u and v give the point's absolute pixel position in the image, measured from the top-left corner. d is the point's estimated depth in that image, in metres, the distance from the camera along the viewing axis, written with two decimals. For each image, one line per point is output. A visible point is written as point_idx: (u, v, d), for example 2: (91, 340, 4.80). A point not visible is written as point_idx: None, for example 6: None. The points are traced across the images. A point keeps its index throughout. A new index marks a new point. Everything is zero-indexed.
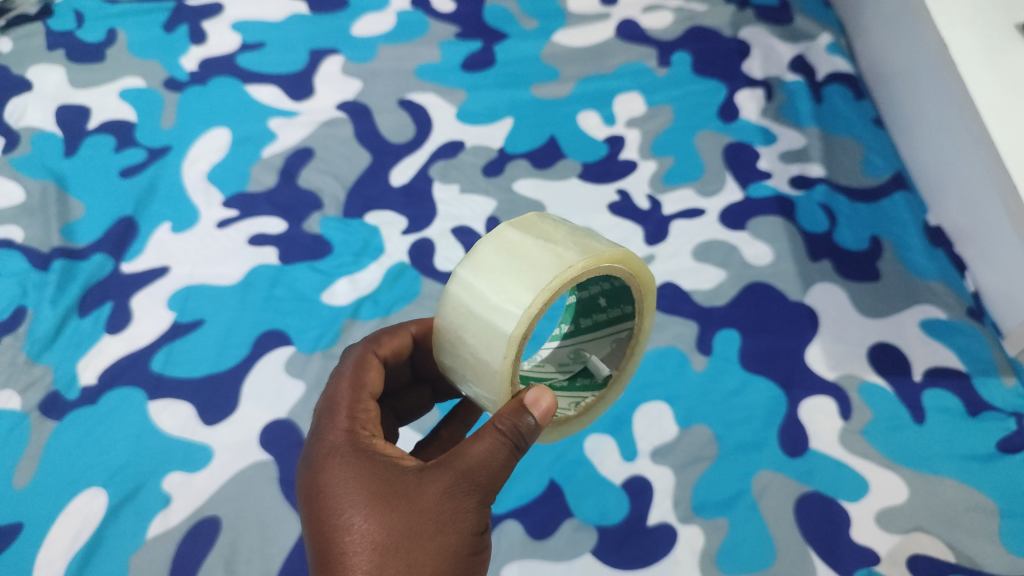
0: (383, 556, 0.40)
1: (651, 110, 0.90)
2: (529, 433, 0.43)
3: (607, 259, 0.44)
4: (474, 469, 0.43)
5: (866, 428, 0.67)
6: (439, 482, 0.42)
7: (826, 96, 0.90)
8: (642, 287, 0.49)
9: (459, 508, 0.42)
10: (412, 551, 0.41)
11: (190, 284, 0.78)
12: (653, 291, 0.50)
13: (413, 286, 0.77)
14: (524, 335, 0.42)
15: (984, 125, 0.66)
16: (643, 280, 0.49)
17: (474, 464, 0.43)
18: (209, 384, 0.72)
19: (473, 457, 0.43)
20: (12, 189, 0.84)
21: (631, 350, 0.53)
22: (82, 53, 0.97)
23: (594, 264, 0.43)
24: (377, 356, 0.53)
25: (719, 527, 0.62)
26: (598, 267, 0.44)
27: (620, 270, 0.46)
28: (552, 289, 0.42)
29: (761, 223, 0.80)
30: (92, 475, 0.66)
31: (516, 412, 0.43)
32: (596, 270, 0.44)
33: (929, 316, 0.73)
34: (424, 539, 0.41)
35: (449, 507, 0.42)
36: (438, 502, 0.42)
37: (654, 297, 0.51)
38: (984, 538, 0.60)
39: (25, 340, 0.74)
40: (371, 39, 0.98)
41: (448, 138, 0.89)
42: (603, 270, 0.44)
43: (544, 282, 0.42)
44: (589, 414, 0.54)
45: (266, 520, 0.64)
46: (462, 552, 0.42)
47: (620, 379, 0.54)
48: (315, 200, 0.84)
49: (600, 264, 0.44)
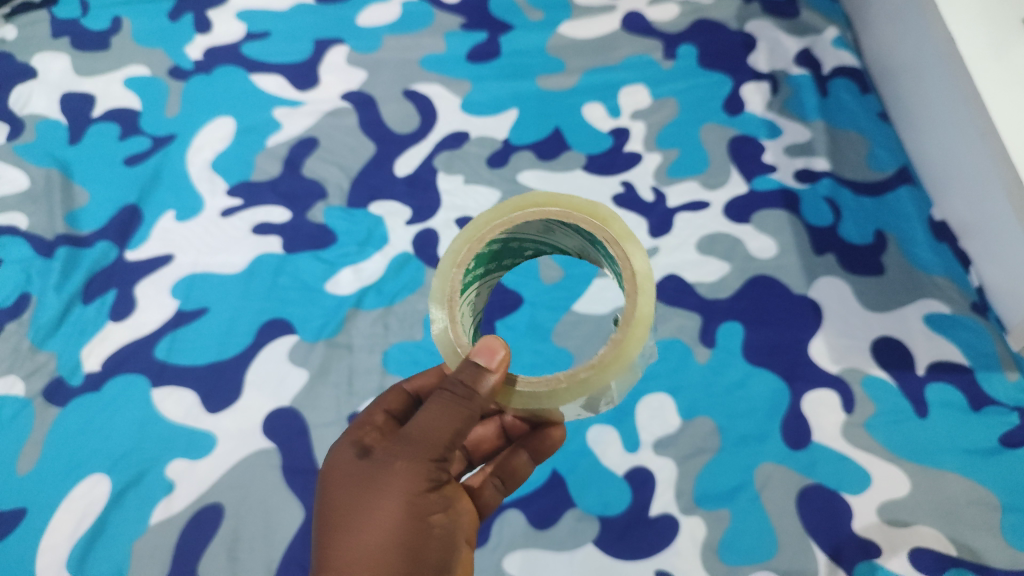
0: (361, 535, 0.46)
1: (656, 102, 0.90)
2: (473, 382, 0.46)
3: (524, 210, 0.48)
4: (417, 436, 0.49)
5: (869, 421, 0.67)
6: (401, 461, 0.48)
7: (832, 90, 0.90)
8: (597, 218, 0.47)
9: (407, 471, 0.48)
10: (369, 514, 0.47)
11: (194, 272, 0.78)
12: (608, 215, 0.47)
13: (417, 276, 0.77)
14: (448, 292, 0.48)
15: (997, 132, 0.65)
16: (597, 212, 0.47)
17: (419, 432, 0.49)
18: (212, 372, 0.72)
19: (419, 427, 0.49)
20: (17, 176, 0.84)
21: (634, 280, 0.45)
22: (87, 41, 0.97)
23: (501, 217, 0.49)
24: (404, 388, 0.58)
25: (721, 518, 0.63)
26: (511, 217, 0.48)
27: (553, 212, 0.48)
28: (461, 253, 0.49)
29: (766, 217, 0.80)
30: (96, 460, 0.67)
31: (462, 365, 0.47)
32: (513, 221, 0.48)
33: (933, 310, 0.73)
34: (378, 501, 0.47)
35: (410, 479, 0.48)
36: (389, 469, 0.48)
37: (615, 219, 0.47)
38: (986, 532, 0.61)
39: (30, 326, 0.74)
40: (376, 28, 0.97)
41: (453, 128, 0.89)
42: (519, 217, 0.48)
43: (453, 251, 0.49)
44: (616, 367, 0.44)
45: (269, 507, 0.65)
46: (414, 510, 0.47)
47: (638, 314, 0.45)
48: (318, 189, 0.84)
49: (508, 214, 0.48)
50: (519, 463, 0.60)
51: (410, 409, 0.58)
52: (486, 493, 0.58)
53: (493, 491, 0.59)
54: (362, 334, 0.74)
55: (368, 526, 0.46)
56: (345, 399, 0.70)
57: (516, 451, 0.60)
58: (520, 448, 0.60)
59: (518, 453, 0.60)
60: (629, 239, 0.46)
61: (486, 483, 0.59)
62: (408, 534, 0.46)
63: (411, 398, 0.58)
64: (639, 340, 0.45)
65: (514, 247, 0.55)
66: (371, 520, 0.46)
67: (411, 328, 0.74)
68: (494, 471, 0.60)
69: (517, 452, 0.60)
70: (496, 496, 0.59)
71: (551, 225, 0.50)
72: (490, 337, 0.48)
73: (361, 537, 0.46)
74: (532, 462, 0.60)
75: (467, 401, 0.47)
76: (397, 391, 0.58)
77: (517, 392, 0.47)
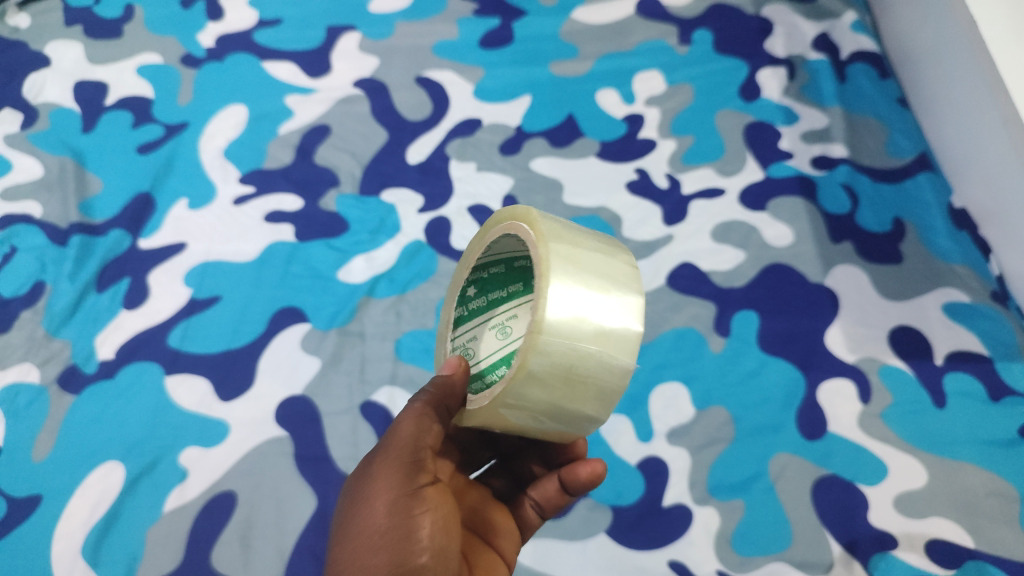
0: (346, 541, 0.46)
1: (671, 88, 0.89)
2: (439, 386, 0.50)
3: (491, 230, 0.53)
4: (393, 445, 0.49)
5: (885, 411, 0.66)
6: (378, 467, 0.49)
7: (851, 75, 0.88)
8: (531, 225, 0.47)
9: (385, 473, 0.48)
10: (360, 523, 0.46)
11: (207, 260, 0.78)
12: (531, 221, 0.48)
13: (429, 264, 0.77)
14: (448, 313, 0.58)
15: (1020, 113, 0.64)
16: (531, 219, 0.48)
17: (395, 442, 0.49)
18: (225, 361, 0.72)
19: (396, 440, 0.49)
20: (31, 164, 0.85)
21: (541, 282, 0.44)
22: (100, 29, 0.97)
23: (480, 242, 0.55)
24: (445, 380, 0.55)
25: (735, 509, 0.63)
26: (489, 237, 0.53)
27: (509, 226, 0.50)
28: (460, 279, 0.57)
29: (782, 204, 0.79)
30: (110, 447, 0.67)
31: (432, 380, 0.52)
32: (487, 241, 0.54)
33: (951, 300, 0.71)
34: (365, 510, 0.47)
35: (382, 477, 0.48)
36: (371, 477, 0.48)
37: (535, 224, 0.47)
38: (1004, 524, 0.60)
39: (44, 315, 0.75)
40: (389, 15, 0.97)
41: (466, 115, 0.88)
42: (491, 234, 0.53)
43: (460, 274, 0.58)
44: (515, 381, 0.44)
45: (281, 495, 0.65)
46: (396, 508, 0.46)
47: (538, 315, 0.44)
48: (330, 177, 0.84)
49: (486, 235, 0.54)
50: (552, 490, 0.55)
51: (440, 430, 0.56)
52: (524, 511, 0.57)
53: (534, 512, 0.57)
54: (374, 322, 0.74)
55: (358, 534, 0.46)
56: (357, 386, 0.70)
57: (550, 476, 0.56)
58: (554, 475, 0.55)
59: (550, 479, 0.55)
60: (546, 244, 0.45)
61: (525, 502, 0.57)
62: (393, 529, 0.45)
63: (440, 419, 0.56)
64: (537, 345, 0.43)
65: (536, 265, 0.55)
66: (360, 530, 0.46)
67: (424, 316, 0.74)
68: (531, 492, 0.56)
69: (551, 478, 0.56)
70: (535, 516, 0.57)
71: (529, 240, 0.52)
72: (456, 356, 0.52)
73: (352, 547, 0.45)
74: (564, 491, 0.55)
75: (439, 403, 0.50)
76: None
77: (472, 411, 0.50)
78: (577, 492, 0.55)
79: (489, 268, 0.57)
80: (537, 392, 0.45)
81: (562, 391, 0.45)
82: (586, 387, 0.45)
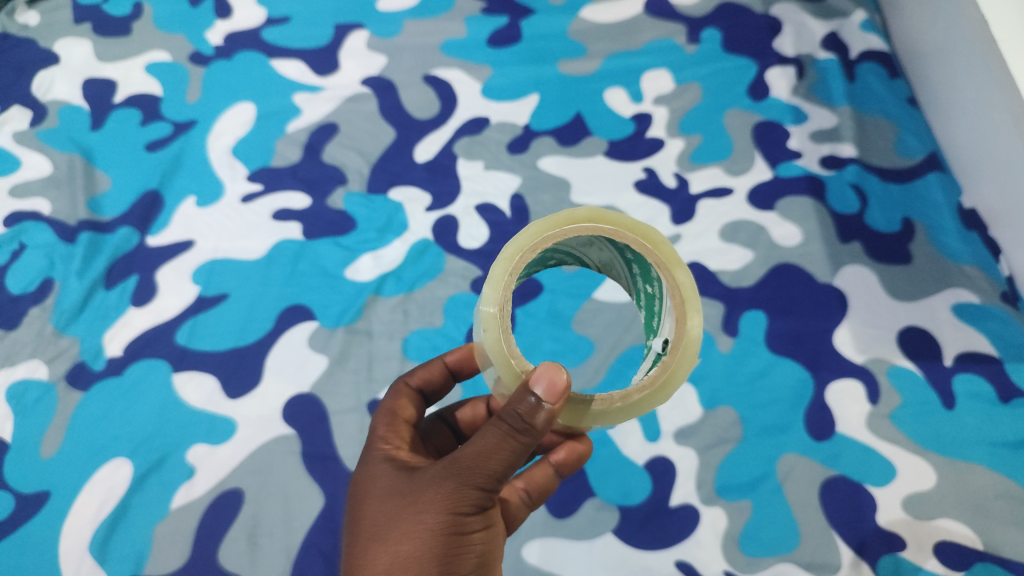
0: (388, 539, 0.46)
1: (680, 87, 0.89)
2: (531, 416, 0.41)
3: (576, 227, 0.43)
4: (466, 461, 0.45)
5: (894, 412, 0.66)
6: (442, 481, 0.45)
7: (860, 74, 0.88)
8: (647, 240, 0.43)
9: (446, 491, 0.45)
10: (408, 527, 0.45)
11: (215, 258, 0.78)
12: (653, 236, 0.43)
13: (437, 263, 0.77)
14: (500, 303, 0.41)
15: None
16: (647, 233, 0.43)
17: (467, 458, 0.45)
18: (233, 358, 0.72)
19: (468, 454, 0.45)
20: (40, 161, 0.85)
21: (684, 309, 0.42)
22: (109, 27, 0.96)
23: (554, 234, 0.43)
24: (444, 364, 0.59)
25: (742, 510, 0.63)
26: (562, 231, 0.43)
27: (603, 229, 0.43)
28: (512, 263, 0.42)
29: (790, 204, 0.79)
30: (118, 445, 0.68)
31: (519, 394, 0.42)
32: (565, 236, 0.43)
33: (962, 301, 0.71)
34: (416, 514, 0.45)
35: (440, 491, 0.45)
36: (430, 486, 0.46)
37: (653, 237, 0.43)
38: (1013, 526, 0.60)
39: (53, 312, 0.75)
40: (396, 13, 0.96)
41: (473, 114, 0.88)
42: (570, 231, 0.43)
43: (503, 260, 0.42)
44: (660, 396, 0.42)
45: (289, 493, 0.65)
46: (449, 533, 0.45)
47: (686, 341, 0.42)
48: (338, 175, 0.84)
49: (558, 227, 0.43)
50: (543, 476, 0.57)
51: (420, 409, 0.58)
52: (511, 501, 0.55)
53: (520, 505, 0.56)
54: (381, 321, 0.74)
55: (402, 536, 0.45)
56: (364, 385, 0.70)
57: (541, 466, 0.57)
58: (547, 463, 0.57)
59: (541, 467, 0.57)
60: (679, 266, 0.42)
61: (514, 494, 0.56)
62: (441, 552, 0.45)
63: (419, 397, 0.58)
64: (688, 367, 0.42)
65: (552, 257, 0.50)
66: (406, 532, 0.45)
67: (432, 315, 0.74)
68: (519, 482, 0.56)
69: (540, 466, 0.57)
70: (523, 508, 0.56)
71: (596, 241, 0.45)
72: (551, 362, 0.41)
73: (392, 548, 0.45)
74: (555, 475, 0.57)
75: (525, 434, 0.43)
76: (438, 368, 0.59)
77: (589, 413, 0.43)
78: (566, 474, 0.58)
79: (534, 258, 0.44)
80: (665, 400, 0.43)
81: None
82: None
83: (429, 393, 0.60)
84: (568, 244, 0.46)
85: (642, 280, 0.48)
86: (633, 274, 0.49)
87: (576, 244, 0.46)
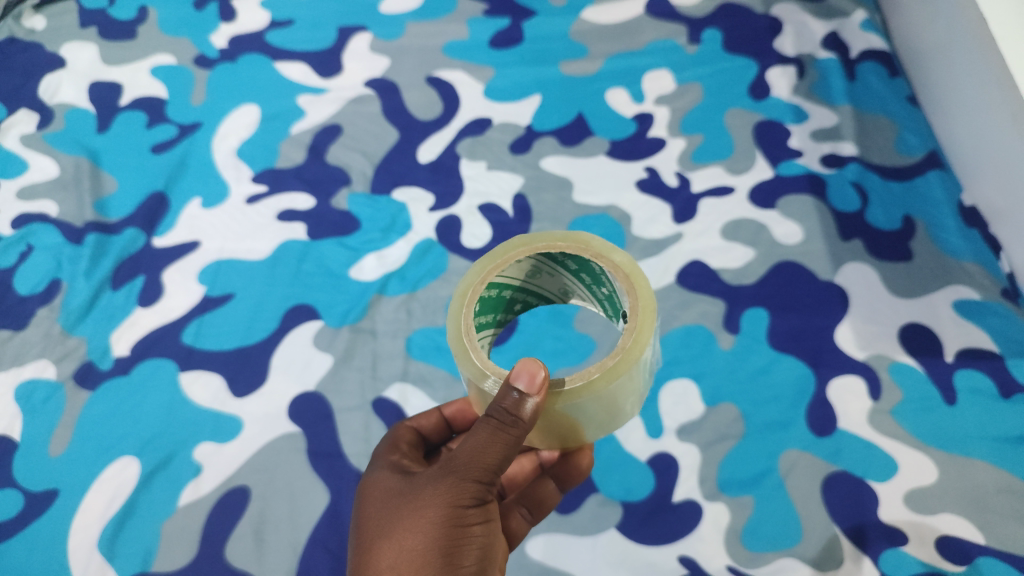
0: (389, 537, 0.46)
1: (681, 87, 0.89)
2: (516, 409, 0.43)
3: (513, 253, 0.48)
4: (462, 457, 0.46)
5: (896, 408, 0.66)
6: (439, 479, 0.46)
7: (861, 73, 0.88)
8: (581, 244, 0.48)
9: (445, 487, 0.46)
10: (408, 524, 0.46)
11: (221, 258, 0.79)
12: (582, 238, 0.48)
13: (440, 262, 0.77)
14: (463, 330, 0.47)
15: None
16: (578, 238, 0.48)
17: (463, 454, 0.46)
18: (238, 358, 0.72)
19: (463, 452, 0.46)
20: (48, 164, 0.86)
21: (631, 281, 0.46)
22: (115, 31, 0.98)
23: (496, 263, 0.48)
24: (441, 413, 0.60)
25: (745, 505, 0.63)
26: (503, 262, 0.48)
27: (539, 248, 0.48)
28: (464, 299, 0.48)
29: (792, 202, 0.79)
30: (126, 443, 0.69)
31: (502, 391, 0.43)
32: (504, 264, 0.48)
33: (963, 297, 0.71)
34: (418, 510, 0.46)
35: (439, 488, 0.46)
36: (429, 484, 0.46)
37: (582, 239, 0.48)
38: (1015, 519, 0.60)
39: (60, 312, 0.76)
40: (399, 15, 0.97)
41: (476, 114, 0.88)
42: (509, 259, 0.48)
43: (457, 299, 0.48)
44: (634, 355, 0.44)
45: (294, 489, 0.66)
46: (451, 525, 0.45)
47: (642, 307, 0.45)
48: (342, 176, 0.84)
49: (497, 260, 0.48)
50: (548, 491, 0.60)
51: (420, 446, 0.59)
52: (514, 522, 0.59)
53: (522, 521, 0.60)
54: (385, 320, 0.74)
55: (405, 532, 0.45)
56: (369, 383, 0.70)
57: (543, 480, 0.60)
58: (548, 477, 0.60)
59: (545, 482, 0.60)
60: (613, 251, 0.47)
61: (514, 510, 0.60)
62: (444, 545, 0.45)
63: (418, 435, 0.59)
64: (650, 327, 0.45)
65: (513, 299, 0.55)
66: (408, 528, 0.46)
67: (435, 314, 0.74)
68: (522, 501, 0.60)
69: (545, 480, 0.60)
70: (525, 524, 0.60)
71: (539, 264, 0.50)
72: (529, 358, 0.43)
73: (396, 544, 0.45)
74: (558, 489, 0.61)
75: (514, 427, 0.43)
76: (435, 416, 0.60)
77: (564, 393, 0.44)
78: (569, 485, 0.61)
79: (486, 293, 0.50)
80: (641, 361, 0.45)
81: (640, 375, 0.46)
82: (648, 368, 0.48)
83: (427, 436, 0.60)
84: (517, 279, 0.52)
85: (596, 292, 0.53)
86: (588, 292, 0.54)
87: (524, 278, 0.52)
